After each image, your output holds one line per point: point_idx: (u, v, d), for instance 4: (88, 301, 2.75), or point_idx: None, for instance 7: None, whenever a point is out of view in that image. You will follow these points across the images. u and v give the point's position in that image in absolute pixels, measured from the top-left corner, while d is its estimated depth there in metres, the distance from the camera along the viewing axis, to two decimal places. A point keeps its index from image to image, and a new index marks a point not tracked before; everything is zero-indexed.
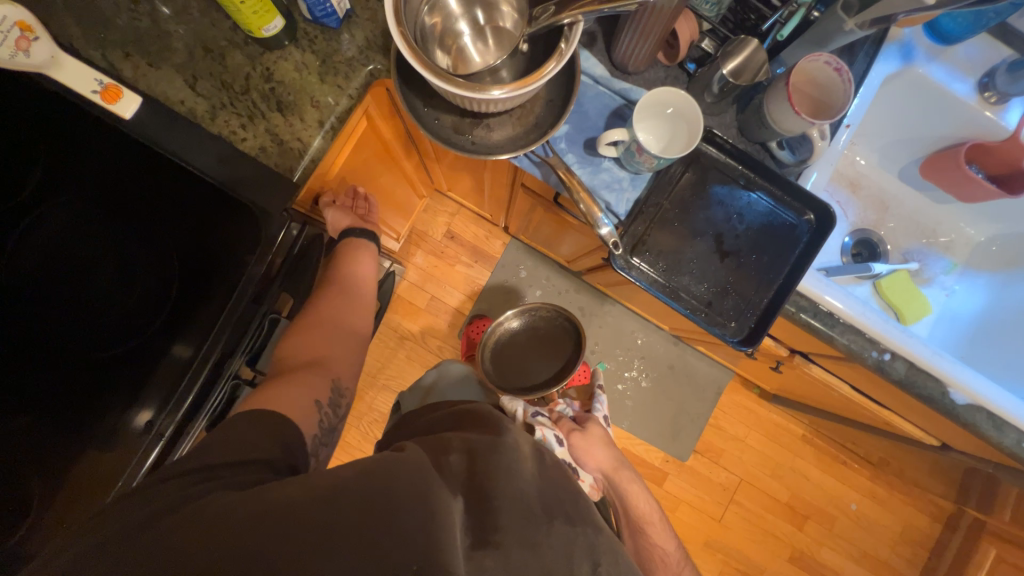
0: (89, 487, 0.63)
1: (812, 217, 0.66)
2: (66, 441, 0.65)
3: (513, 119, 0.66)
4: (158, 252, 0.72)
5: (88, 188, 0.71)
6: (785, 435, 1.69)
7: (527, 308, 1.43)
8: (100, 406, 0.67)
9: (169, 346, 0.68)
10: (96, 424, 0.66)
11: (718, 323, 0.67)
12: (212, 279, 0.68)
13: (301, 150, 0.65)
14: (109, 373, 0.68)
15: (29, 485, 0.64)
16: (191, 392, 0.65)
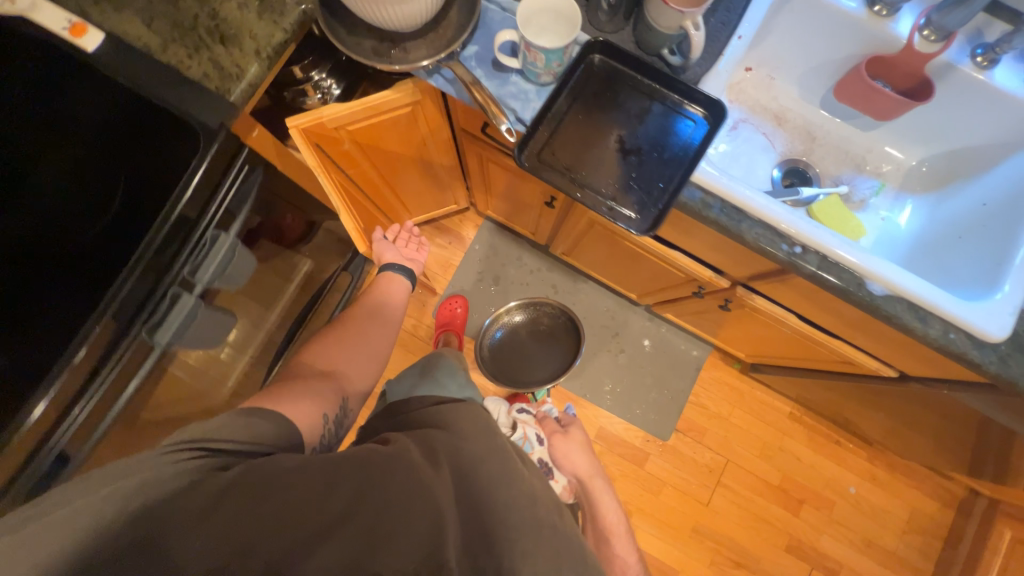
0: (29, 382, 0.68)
1: (705, 113, 0.71)
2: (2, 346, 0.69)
3: (427, 41, 0.74)
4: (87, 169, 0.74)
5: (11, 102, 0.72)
6: (770, 412, 1.63)
7: (533, 303, 1.56)
8: (27, 324, 0.70)
9: (101, 256, 0.72)
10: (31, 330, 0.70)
11: (622, 214, 0.70)
12: (146, 192, 0.72)
13: (238, 75, 0.74)
14: (39, 283, 0.71)
15: None
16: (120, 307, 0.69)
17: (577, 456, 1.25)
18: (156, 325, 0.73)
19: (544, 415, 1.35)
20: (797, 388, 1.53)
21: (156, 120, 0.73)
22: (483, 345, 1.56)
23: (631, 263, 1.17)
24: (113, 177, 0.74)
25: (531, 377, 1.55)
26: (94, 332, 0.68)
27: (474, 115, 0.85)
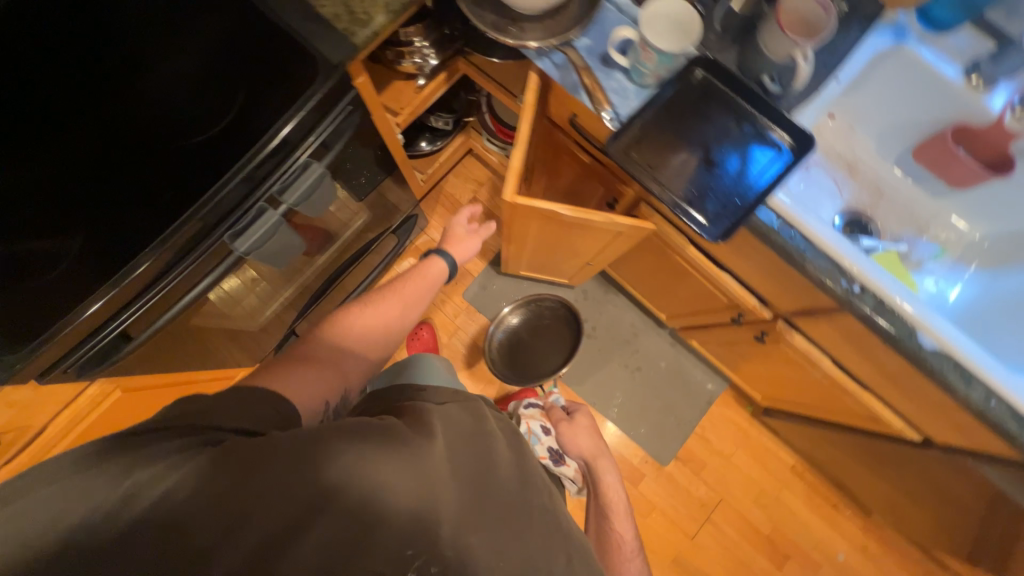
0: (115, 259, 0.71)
1: (792, 142, 0.73)
2: (108, 215, 0.74)
3: (544, 26, 0.79)
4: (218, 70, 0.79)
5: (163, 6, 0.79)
6: (774, 461, 1.63)
7: (526, 302, 1.55)
8: (132, 198, 0.75)
9: (216, 152, 0.77)
10: (139, 206, 0.74)
11: (696, 220, 0.74)
12: (263, 106, 0.78)
13: (366, 21, 0.79)
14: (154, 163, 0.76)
15: (64, 249, 0.72)
16: (198, 216, 0.72)
17: (586, 441, 1.18)
18: (238, 234, 0.78)
19: (552, 405, 1.29)
20: (806, 441, 1.52)
21: (277, 67, 0.79)
22: (491, 353, 1.54)
23: (675, 280, 1.18)
24: (238, 86, 0.79)
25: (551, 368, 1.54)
26: (169, 240, 0.72)
27: (566, 104, 0.89)
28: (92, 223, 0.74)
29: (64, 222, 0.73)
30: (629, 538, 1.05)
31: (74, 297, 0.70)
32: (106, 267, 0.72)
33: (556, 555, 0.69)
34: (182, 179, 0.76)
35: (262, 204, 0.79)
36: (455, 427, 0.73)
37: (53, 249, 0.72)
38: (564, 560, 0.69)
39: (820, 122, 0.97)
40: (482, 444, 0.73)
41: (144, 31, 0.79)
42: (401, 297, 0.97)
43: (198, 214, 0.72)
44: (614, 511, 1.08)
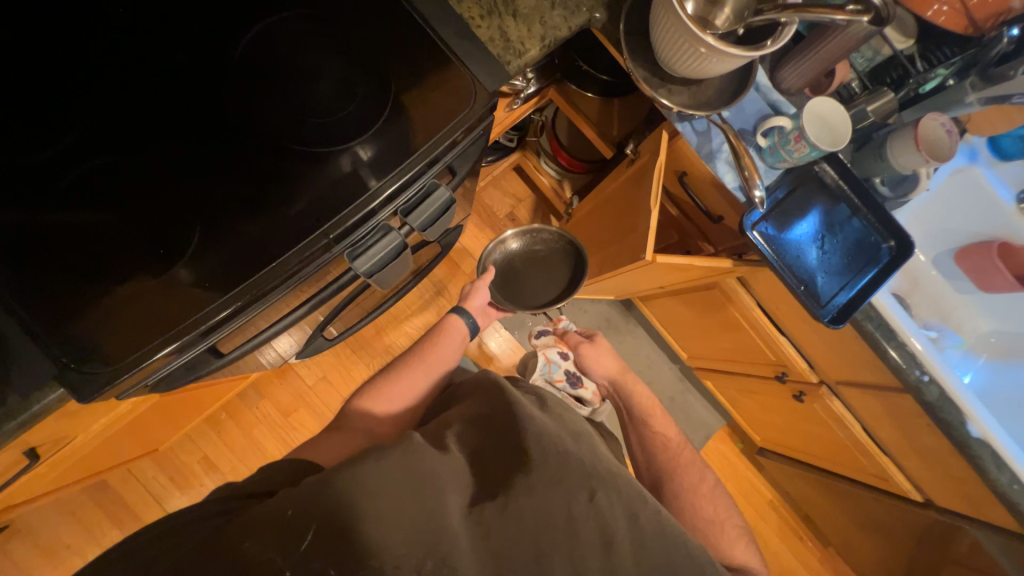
0: (219, 276, 0.63)
1: (893, 244, 0.82)
2: (221, 220, 0.65)
3: (689, 92, 0.80)
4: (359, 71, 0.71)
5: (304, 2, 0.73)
6: (755, 495, 1.78)
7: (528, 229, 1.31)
8: (248, 202, 0.66)
9: (347, 164, 0.69)
10: (254, 212, 0.66)
11: (810, 303, 0.80)
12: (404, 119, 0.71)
13: (520, 52, 0.76)
14: (277, 166, 0.67)
15: (168, 252, 0.63)
16: (327, 239, 0.66)
17: (608, 360, 1.09)
18: (358, 254, 0.69)
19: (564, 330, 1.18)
20: (789, 481, 1.67)
21: (424, 79, 0.72)
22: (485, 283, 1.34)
23: (722, 331, 1.26)
24: (379, 92, 0.71)
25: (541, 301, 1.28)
26: (290, 259, 0.64)
27: (681, 162, 0.92)
28: (185, 225, 0.65)
29: (154, 219, 0.64)
30: (676, 437, 0.98)
31: (174, 311, 0.62)
32: (212, 277, 0.64)
33: (578, 496, 0.59)
34: (293, 185, 0.68)
35: (386, 224, 0.70)
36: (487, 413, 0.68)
37: (154, 250, 0.63)
38: (591, 499, 0.59)
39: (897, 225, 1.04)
40: (510, 430, 0.64)
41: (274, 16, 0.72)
42: (432, 364, 0.92)
43: (328, 233, 0.66)
44: (651, 414, 1.02)
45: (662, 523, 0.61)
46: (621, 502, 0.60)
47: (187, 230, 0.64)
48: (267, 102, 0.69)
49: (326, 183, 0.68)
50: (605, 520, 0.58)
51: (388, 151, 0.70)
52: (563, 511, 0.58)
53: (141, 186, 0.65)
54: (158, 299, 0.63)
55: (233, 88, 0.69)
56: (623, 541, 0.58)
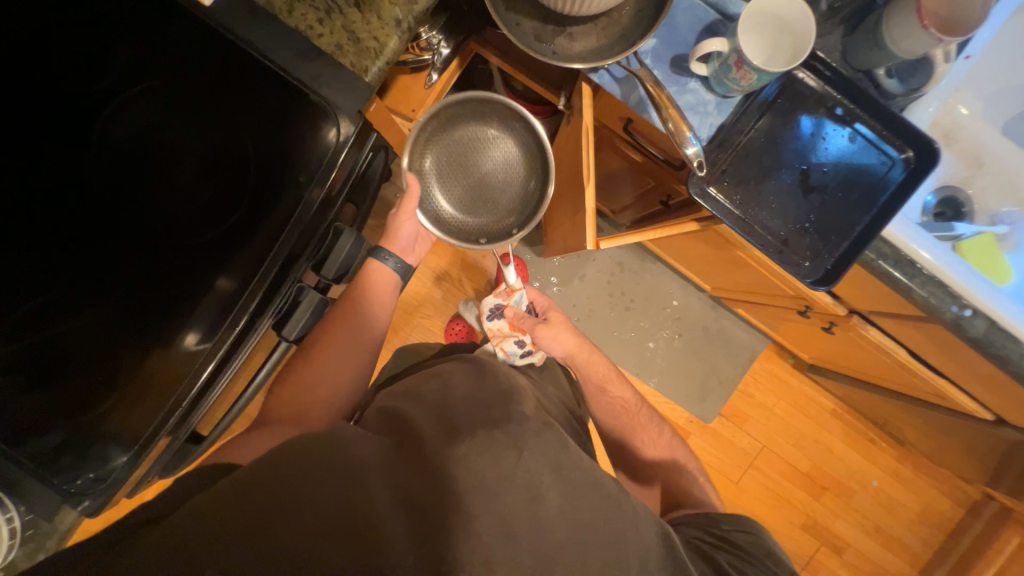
0: (165, 378, 0.73)
1: (911, 154, 0.62)
2: (160, 318, 0.77)
3: (597, 29, 0.62)
4: (233, 137, 0.78)
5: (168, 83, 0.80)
6: (813, 406, 1.68)
7: (453, 108, 0.84)
8: (176, 293, 0.77)
9: (247, 234, 0.76)
10: (182, 302, 0.77)
11: (792, 262, 0.65)
12: (278, 174, 0.75)
13: (377, 50, 0.64)
14: (194, 251, 0.79)
15: (124, 353, 0.75)
16: (245, 316, 0.70)
17: (570, 337, 0.93)
18: (284, 321, 0.74)
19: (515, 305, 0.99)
20: (848, 390, 1.54)
21: (279, 124, 0.73)
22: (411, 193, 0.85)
23: (731, 267, 1.11)
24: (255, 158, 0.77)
25: (482, 222, 0.88)
26: (223, 341, 0.70)
27: (618, 110, 0.75)
28: (151, 305, 0.77)
29: (131, 306, 0.78)
30: (629, 396, 0.93)
31: (158, 396, 0.72)
32: (184, 355, 0.74)
33: (504, 455, 0.61)
34: (222, 251, 0.78)
35: (298, 285, 0.72)
36: (429, 390, 0.73)
37: (112, 355, 0.75)
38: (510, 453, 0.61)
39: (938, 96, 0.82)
40: (451, 391, 0.73)
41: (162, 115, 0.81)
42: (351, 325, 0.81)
43: (244, 313, 0.70)
44: (606, 378, 0.93)
45: (585, 469, 0.63)
46: (545, 456, 0.62)
47: (154, 310, 0.77)
48: (175, 194, 0.82)
49: (247, 244, 0.76)
50: (530, 471, 0.60)
51: (283, 206, 0.73)
52: (492, 469, 0.59)
53: (103, 288, 0.77)
54: (144, 380, 0.74)
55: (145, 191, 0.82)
56: (548, 492, 0.59)
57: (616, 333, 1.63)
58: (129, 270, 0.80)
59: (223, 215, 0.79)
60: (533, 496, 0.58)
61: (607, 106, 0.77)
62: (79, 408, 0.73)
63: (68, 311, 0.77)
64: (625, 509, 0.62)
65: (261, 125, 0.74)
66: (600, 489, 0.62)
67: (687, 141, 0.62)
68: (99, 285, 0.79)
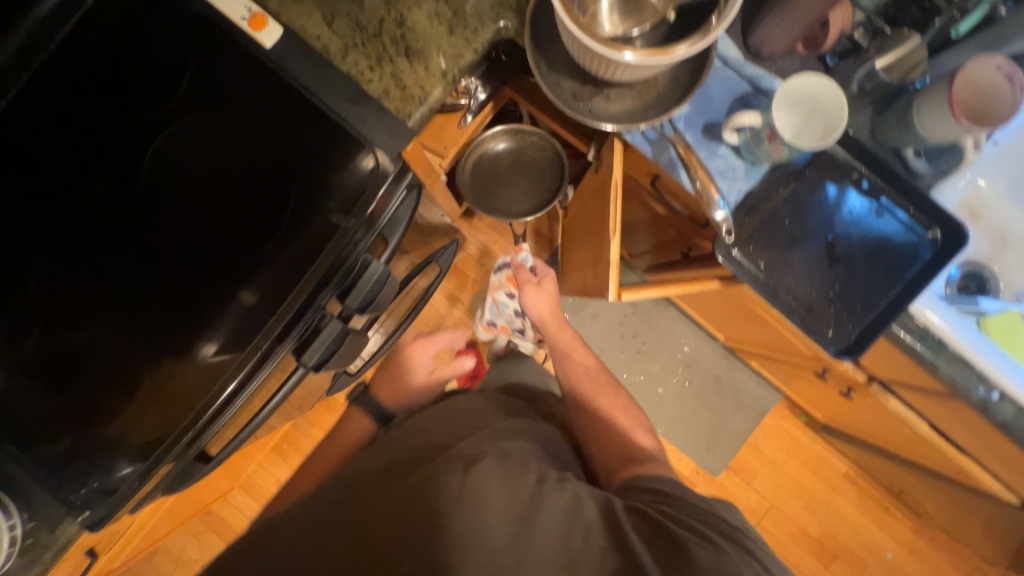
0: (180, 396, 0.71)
1: (938, 234, 0.63)
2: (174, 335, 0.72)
3: (634, 92, 0.64)
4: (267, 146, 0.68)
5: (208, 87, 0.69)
6: (825, 468, 1.62)
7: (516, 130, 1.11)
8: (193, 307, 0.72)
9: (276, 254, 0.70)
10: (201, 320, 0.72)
11: (817, 330, 0.64)
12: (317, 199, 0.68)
13: (420, 98, 0.67)
14: (214, 269, 0.71)
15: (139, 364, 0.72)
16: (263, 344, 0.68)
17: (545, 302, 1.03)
18: (302, 348, 0.72)
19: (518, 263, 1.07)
20: (863, 455, 1.49)
21: (325, 142, 0.67)
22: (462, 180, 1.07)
23: (749, 322, 1.10)
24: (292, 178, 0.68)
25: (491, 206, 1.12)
26: (241, 367, 0.69)
27: (646, 165, 0.77)
28: (167, 332, 0.72)
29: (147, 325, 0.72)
30: (593, 364, 0.98)
31: (167, 420, 0.71)
32: (206, 381, 0.71)
33: (452, 473, 0.61)
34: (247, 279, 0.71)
35: (322, 312, 0.71)
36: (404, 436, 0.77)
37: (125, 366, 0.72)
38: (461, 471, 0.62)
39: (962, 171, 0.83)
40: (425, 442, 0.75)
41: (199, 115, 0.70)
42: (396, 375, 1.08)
43: (259, 346, 0.69)
44: (572, 347, 1.00)
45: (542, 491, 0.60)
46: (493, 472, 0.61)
47: (170, 336, 0.72)
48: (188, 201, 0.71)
49: (273, 281, 0.70)
50: (476, 482, 0.60)
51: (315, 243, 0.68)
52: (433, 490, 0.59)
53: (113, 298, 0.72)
54: (160, 399, 0.71)
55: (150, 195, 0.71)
56: (491, 493, 0.59)
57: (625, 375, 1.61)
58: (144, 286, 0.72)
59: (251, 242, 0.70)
60: (472, 500, 0.57)
61: (635, 159, 0.79)
62: (90, 427, 0.70)
63: (79, 328, 0.72)
64: (567, 493, 0.61)
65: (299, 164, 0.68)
66: (566, 503, 0.60)
67: (714, 205, 0.63)
68: (109, 305, 0.72)
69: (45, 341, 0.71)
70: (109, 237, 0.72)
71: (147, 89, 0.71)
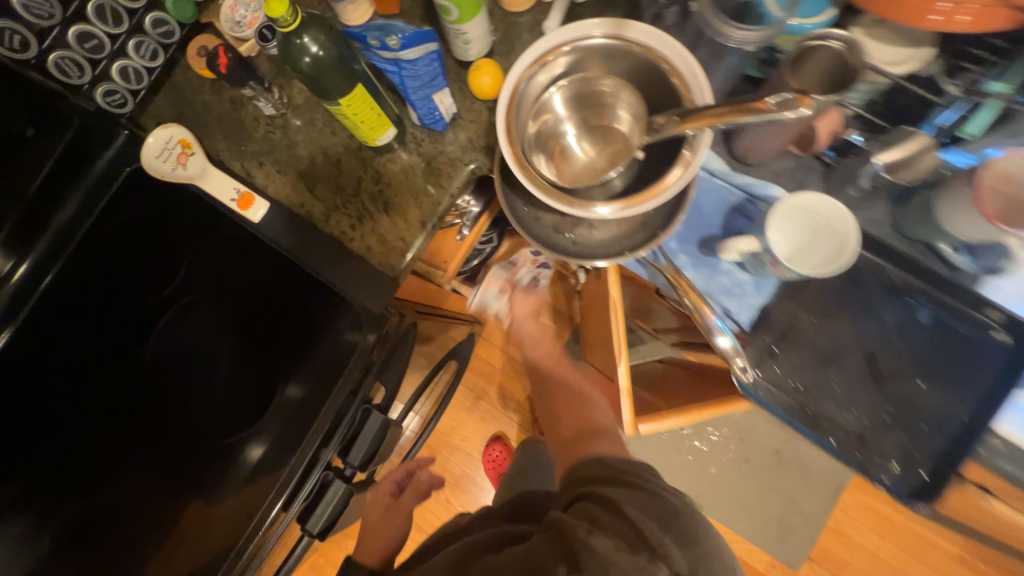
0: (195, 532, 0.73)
1: (1004, 336, 0.57)
2: (198, 464, 0.78)
3: (618, 218, 0.61)
4: (264, 288, 0.75)
5: (207, 242, 0.76)
6: (929, 551, 1.36)
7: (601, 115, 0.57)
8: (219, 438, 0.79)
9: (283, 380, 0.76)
10: (225, 449, 0.78)
11: (880, 464, 0.58)
12: (311, 328, 0.73)
13: (403, 249, 0.67)
14: (235, 398, 0.80)
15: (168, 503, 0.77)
16: (267, 519, 0.66)
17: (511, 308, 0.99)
18: (307, 514, 0.68)
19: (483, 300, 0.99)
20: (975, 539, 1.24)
21: (308, 294, 0.71)
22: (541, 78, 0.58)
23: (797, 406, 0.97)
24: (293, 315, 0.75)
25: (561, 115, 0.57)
26: (245, 544, 0.66)
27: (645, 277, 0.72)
28: (190, 470, 0.79)
29: (174, 460, 0.80)
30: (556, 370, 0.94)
31: None
32: (207, 517, 0.73)
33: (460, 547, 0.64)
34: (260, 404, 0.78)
35: (326, 472, 0.68)
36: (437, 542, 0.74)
37: (161, 502, 0.77)
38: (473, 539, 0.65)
39: None
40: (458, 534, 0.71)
41: (206, 258, 0.77)
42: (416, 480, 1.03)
43: (263, 517, 0.66)
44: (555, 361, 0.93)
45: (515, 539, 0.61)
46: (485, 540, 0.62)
47: (192, 466, 0.79)
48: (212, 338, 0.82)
49: (274, 411, 0.76)
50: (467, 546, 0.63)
51: (290, 394, 0.74)
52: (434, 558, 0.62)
53: (147, 432, 0.81)
54: (175, 543, 0.74)
55: (179, 339, 0.82)
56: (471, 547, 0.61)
57: (671, 457, 1.47)
58: (177, 422, 0.81)
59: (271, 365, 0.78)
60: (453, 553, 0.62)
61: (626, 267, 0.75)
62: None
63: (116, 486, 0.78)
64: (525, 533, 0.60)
65: (277, 321, 0.77)
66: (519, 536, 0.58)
67: (714, 328, 0.58)
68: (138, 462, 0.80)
69: (83, 499, 0.77)
70: (142, 382, 0.82)
71: (162, 249, 0.78)
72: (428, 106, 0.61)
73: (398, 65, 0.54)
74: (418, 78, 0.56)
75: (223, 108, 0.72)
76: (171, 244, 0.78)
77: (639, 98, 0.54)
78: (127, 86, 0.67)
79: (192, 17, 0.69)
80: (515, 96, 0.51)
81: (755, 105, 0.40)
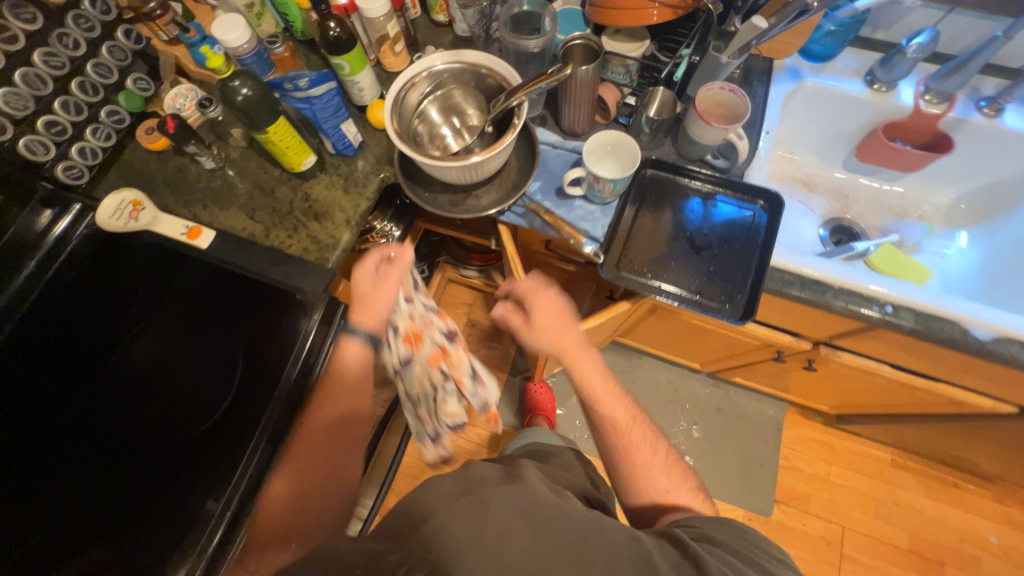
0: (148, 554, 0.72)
1: (763, 203, 0.78)
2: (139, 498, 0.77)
3: (494, 186, 0.82)
4: (216, 315, 0.86)
5: (163, 287, 0.88)
6: (868, 463, 1.51)
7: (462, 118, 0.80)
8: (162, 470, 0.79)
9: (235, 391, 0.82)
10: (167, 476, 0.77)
11: (714, 307, 0.74)
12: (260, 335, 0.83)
13: (334, 244, 0.82)
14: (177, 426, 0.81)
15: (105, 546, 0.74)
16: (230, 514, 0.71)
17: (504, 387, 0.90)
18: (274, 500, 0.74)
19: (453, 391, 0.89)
20: (891, 435, 1.42)
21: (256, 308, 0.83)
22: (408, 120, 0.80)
23: (697, 337, 1.16)
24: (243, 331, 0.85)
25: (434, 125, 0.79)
26: (210, 542, 0.70)
27: (535, 237, 0.92)
28: (128, 508, 0.76)
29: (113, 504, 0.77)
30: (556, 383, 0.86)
31: None
32: (157, 539, 0.72)
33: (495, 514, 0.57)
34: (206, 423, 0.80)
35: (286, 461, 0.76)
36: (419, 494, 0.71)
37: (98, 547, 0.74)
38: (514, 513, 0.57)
39: (778, 160, 1.02)
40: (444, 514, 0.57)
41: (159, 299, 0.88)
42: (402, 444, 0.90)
43: (232, 507, 0.71)
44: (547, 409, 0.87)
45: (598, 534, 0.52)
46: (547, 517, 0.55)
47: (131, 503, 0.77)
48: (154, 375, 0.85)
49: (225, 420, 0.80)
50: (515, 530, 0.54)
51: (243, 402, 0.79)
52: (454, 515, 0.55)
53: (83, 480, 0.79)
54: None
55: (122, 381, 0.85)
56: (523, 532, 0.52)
57: None
58: (114, 464, 0.80)
59: (217, 383, 0.81)
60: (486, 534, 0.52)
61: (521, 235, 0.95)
62: None
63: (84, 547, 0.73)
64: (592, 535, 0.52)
65: (228, 338, 0.85)
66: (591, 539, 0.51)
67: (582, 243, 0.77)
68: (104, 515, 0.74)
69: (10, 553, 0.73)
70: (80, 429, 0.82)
71: (118, 300, 0.88)
72: (339, 134, 0.81)
73: (309, 101, 0.74)
74: (325, 110, 0.77)
75: (168, 170, 0.88)
76: (128, 292, 0.88)
77: (481, 98, 0.78)
78: (85, 161, 0.82)
79: (140, 106, 0.88)
80: (396, 105, 0.73)
81: (543, 74, 0.66)
